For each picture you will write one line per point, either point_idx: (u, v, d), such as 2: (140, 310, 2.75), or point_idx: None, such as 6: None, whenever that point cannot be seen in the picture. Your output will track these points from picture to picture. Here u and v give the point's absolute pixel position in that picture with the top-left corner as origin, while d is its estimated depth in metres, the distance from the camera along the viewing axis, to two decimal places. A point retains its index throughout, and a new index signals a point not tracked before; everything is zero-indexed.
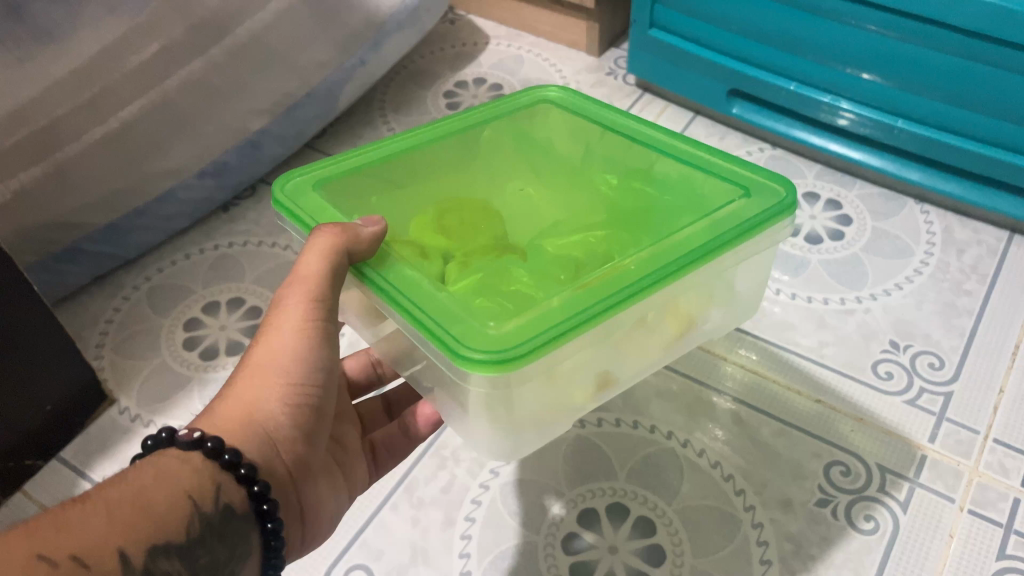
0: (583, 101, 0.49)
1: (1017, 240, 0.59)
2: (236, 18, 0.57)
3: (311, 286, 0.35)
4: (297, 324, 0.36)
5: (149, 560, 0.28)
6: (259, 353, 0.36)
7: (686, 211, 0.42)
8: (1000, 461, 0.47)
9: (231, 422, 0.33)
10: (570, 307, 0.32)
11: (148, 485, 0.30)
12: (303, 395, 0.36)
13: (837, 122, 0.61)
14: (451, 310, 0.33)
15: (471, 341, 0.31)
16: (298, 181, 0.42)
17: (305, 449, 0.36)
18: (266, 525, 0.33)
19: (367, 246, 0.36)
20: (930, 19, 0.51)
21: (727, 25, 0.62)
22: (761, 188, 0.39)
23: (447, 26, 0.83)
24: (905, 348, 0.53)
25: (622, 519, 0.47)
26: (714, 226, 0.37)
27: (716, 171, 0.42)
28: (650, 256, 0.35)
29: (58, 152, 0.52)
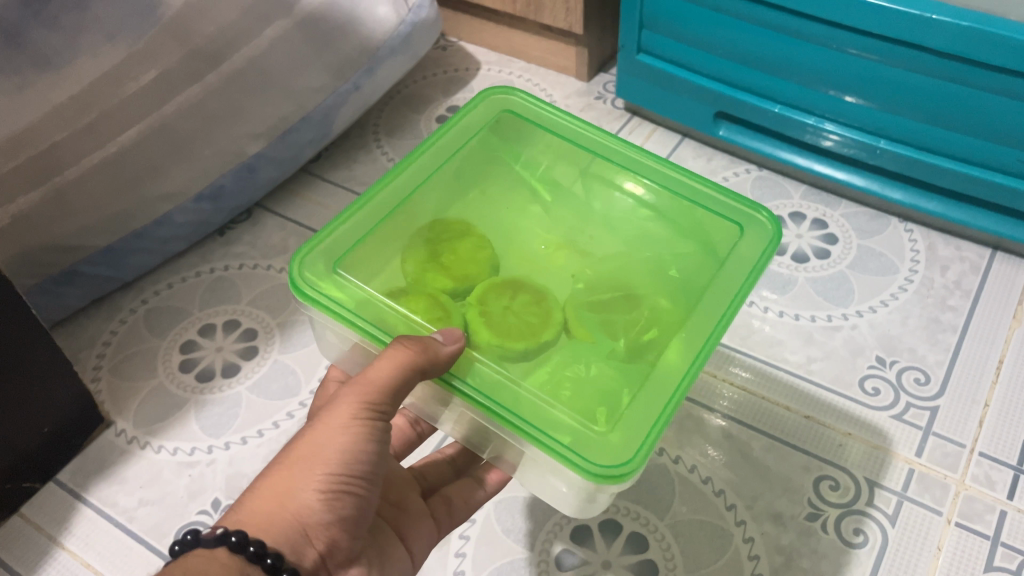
0: (542, 105, 0.51)
1: (1000, 257, 0.60)
2: (232, 45, 0.59)
3: (370, 390, 0.36)
4: (347, 420, 0.36)
5: None
6: (304, 442, 0.36)
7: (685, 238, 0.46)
8: (986, 474, 0.48)
9: (262, 516, 0.35)
10: (656, 403, 0.36)
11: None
12: (343, 484, 0.35)
13: (822, 143, 0.63)
14: (548, 415, 0.36)
15: (584, 455, 0.34)
16: (314, 261, 0.41)
17: (344, 538, 0.36)
18: None
19: (444, 365, 0.36)
20: (910, 43, 0.52)
21: (711, 49, 0.63)
22: (755, 223, 0.44)
23: (439, 53, 0.84)
24: (891, 364, 0.54)
25: (615, 534, 0.47)
26: (732, 273, 0.42)
27: (707, 200, 0.46)
28: (693, 329, 0.39)
29: (58, 177, 0.53)
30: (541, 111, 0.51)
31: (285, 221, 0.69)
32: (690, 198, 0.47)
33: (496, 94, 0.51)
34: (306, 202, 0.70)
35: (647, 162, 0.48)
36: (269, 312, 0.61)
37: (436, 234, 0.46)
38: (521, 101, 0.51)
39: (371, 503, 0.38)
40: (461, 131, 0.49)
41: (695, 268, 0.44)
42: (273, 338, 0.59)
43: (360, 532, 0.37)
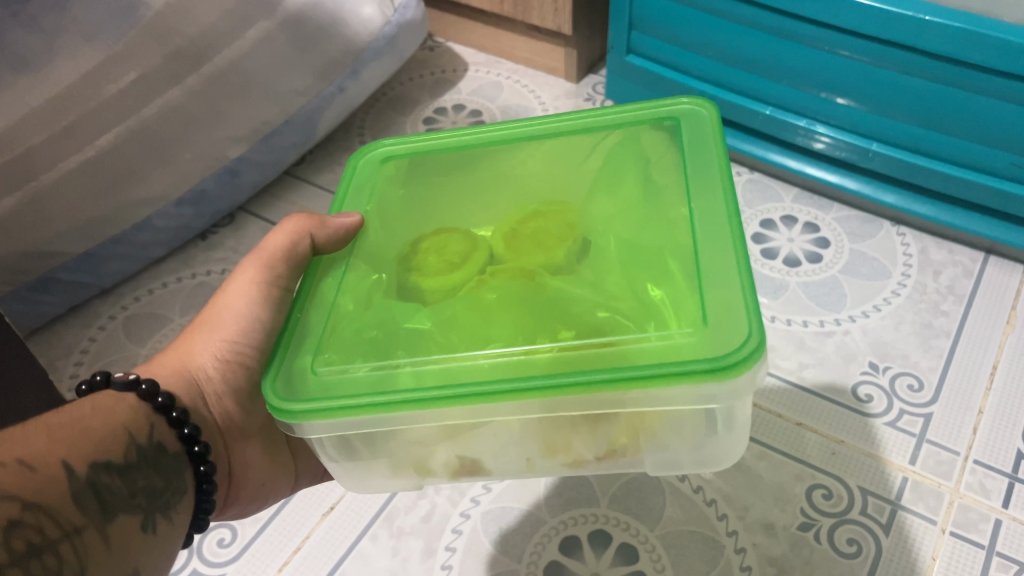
0: (709, 131, 0.37)
1: (993, 261, 0.60)
2: (214, 47, 0.58)
3: (267, 261, 0.39)
4: (248, 287, 0.40)
5: (92, 473, 0.29)
6: (211, 310, 0.41)
7: (682, 310, 0.30)
8: (980, 482, 0.47)
9: (166, 371, 0.39)
10: (410, 382, 0.30)
11: (85, 416, 0.32)
12: (235, 351, 0.40)
13: (813, 145, 0.62)
14: (314, 338, 0.33)
15: (300, 381, 0.31)
16: (378, 156, 0.43)
17: (235, 408, 0.40)
18: (199, 468, 0.35)
19: (335, 234, 0.37)
20: (901, 44, 0.52)
21: (701, 50, 0.62)
22: (718, 341, 0.28)
23: (427, 54, 0.83)
24: (884, 370, 0.54)
25: (604, 546, 0.46)
26: (648, 355, 0.29)
27: (722, 299, 0.29)
28: (556, 363, 0.29)
29: (35, 181, 0.53)
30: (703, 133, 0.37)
31: (268, 225, 0.67)
32: (704, 280, 0.30)
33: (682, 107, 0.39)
34: (290, 206, 0.69)
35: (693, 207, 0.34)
36: None
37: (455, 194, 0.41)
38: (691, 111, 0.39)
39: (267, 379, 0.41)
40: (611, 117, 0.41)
41: (636, 288, 0.33)
42: None
43: (255, 403, 0.41)
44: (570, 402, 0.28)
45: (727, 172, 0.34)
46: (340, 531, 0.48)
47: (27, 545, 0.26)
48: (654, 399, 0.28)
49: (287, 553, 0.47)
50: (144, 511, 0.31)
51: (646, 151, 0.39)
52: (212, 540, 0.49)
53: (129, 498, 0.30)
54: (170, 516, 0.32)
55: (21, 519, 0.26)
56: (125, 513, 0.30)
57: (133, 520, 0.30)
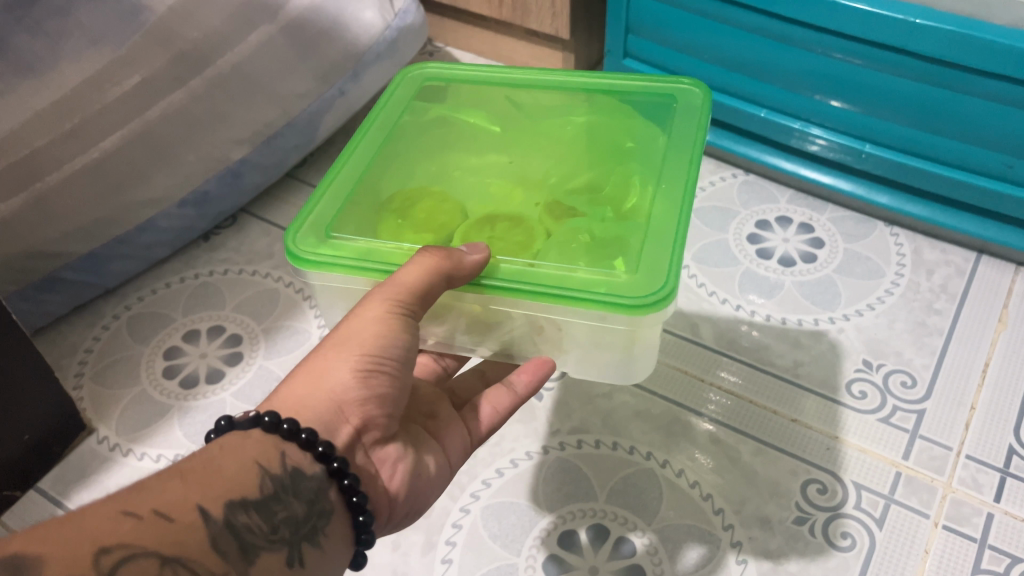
0: (471, 67, 0.52)
1: (985, 260, 0.61)
2: (217, 50, 0.59)
3: (400, 294, 0.35)
4: (380, 312, 0.35)
5: (228, 514, 0.30)
6: (342, 329, 0.36)
7: (651, 115, 0.47)
8: (973, 477, 0.48)
9: (301, 402, 0.35)
10: (664, 238, 0.37)
11: (215, 458, 0.32)
12: (379, 366, 0.35)
13: (808, 147, 0.63)
14: (573, 278, 0.37)
15: (621, 292, 0.35)
16: (305, 230, 0.40)
17: (383, 418, 0.36)
18: (344, 482, 0.34)
19: (472, 271, 0.37)
20: (893, 47, 0.52)
21: (697, 53, 0.63)
22: (686, 93, 0.47)
23: (426, 59, 0.84)
24: (877, 367, 0.54)
25: (602, 539, 0.47)
26: (677, 129, 0.44)
27: (657, 95, 0.48)
28: (666, 191, 0.40)
29: (40, 182, 0.53)
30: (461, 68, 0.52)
31: (270, 227, 0.68)
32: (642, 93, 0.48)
33: (414, 71, 0.52)
34: (291, 208, 0.70)
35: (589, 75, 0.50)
36: (255, 318, 0.61)
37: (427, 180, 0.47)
38: (439, 69, 0.52)
39: (405, 390, 0.37)
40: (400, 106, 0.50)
41: (651, 139, 0.46)
42: (257, 343, 0.59)
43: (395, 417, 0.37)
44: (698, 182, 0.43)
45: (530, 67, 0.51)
46: None
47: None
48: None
49: None
50: (289, 544, 0.31)
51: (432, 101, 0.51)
52: None
53: (270, 534, 0.31)
54: (318, 543, 0.33)
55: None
56: (268, 551, 0.30)
57: (277, 556, 0.31)
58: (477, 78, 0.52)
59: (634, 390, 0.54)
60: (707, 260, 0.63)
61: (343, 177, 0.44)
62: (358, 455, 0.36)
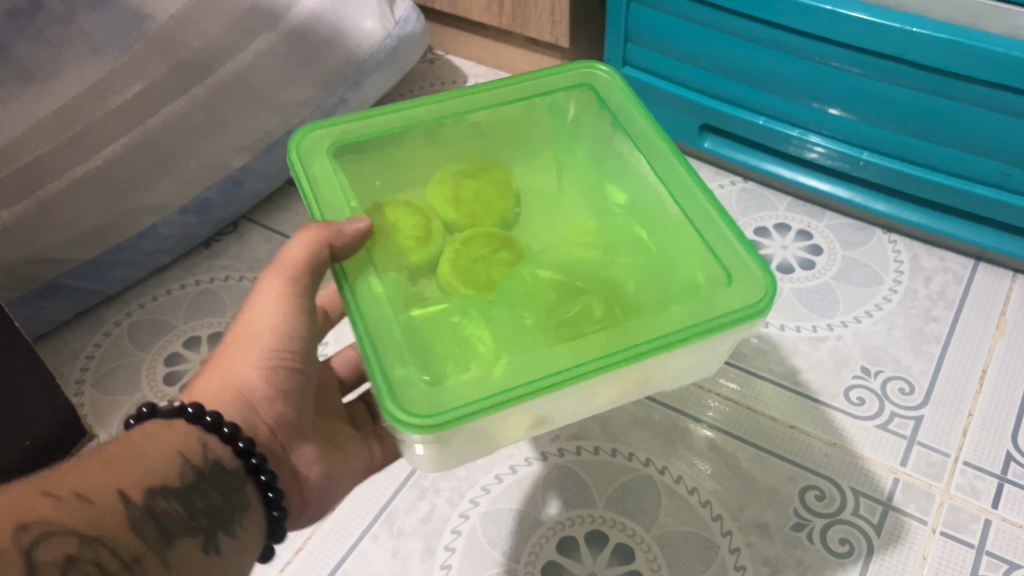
0: (623, 89, 0.44)
1: (983, 267, 0.61)
2: (217, 58, 0.60)
3: (289, 269, 0.37)
4: (277, 296, 0.37)
5: (148, 500, 0.31)
6: (241, 321, 0.38)
7: (693, 254, 0.37)
8: (970, 483, 0.48)
9: (210, 395, 0.36)
10: (502, 378, 0.31)
11: (139, 443, 0.33)
12: (276, 355, 0.37)
13: (807, 155, 0.63)
14: (399, 353, 0.32)
15: (402, 396, 0.30)
16: (324, 138, 0.41)
17: (289, 411, 0.38)
18: (260, 478, 0.35)
19: (351, 241, 0.36)
20: (891, 56, 0.53)
21: (696, 62, 0.63)
22: (751, 280, 0.35)
23: (427, 66, 0.84)
24: (876, 374, 0.55)
25: (601, 546, 0.47)
26: (684, 309, 0.34)
27: (726, 254, 0.36)
28: (605, 340, 0.32)
29: (42, 190, 0.54)
30: (616, 90, 0.45)
31: (271, 234, 0.68)
32: (706, 242, 0.37)
33: (587, 68, 0.46)
34: (292, 215, 0.70)
35: (692, 184, 0.39)
36: None
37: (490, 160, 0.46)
38: (608, 75, 0.45)
39: (309, 380, 0.39)
40: (538, 84, 0.45)
41: (666, 283, 0.37)
42: None
43: (304, 406, 0.39)
44: (686, 350, 0.34)
45: (668, 138, 0.41)
46: (342, 532, 0.49)
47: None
48: (699, 351, 0.35)
49: (289, 553, 0.48)
50: (205, 532, 0.33)
51: (564, 108, 0.46)
52: None
53: (186, 520, 0.32)
54: (233, 532, 0.34)
55: (78, 554, 0.28)
56: (183, 537, 0.32)
57: (191, 542, 0.32)
58: (632, 111, 0.43)
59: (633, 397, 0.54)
60: None
61: (410, 112, 0.43)
62: (275, 447, 0.37)
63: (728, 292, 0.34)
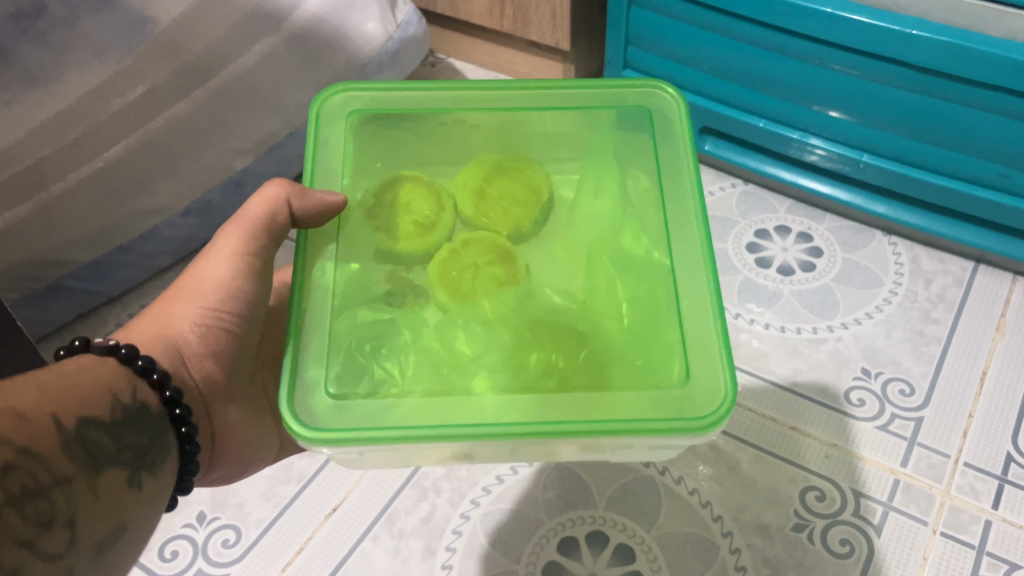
0: (680, 134, 0.38)
1: (983, 270, 0.61)
2: (219, 61, 0.60)
3: (246, 228, 0.39)
4: (230, 254, 0.39)
5: (82, 429, 0.29)
6: (189, 275, 0.40)
7: (669, 329, 0.33)
8: (970, 484, 0.48)
9: (144, 336, 0.37)
10: (402, 417, 0.30)
11: (72, 374, 0.31)
12: (216, 313, 0.39)
13: (807, 157, 0.64)
14: (317, 357, 0.32)
15: (305, 405, 0.30)
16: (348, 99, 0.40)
17: (219, 370, 0.39)
18: (181, 430, 0.35)
19: (314, 211, 0.35)
20: (890, 59, 0.53)
21: (696, 64, 0.63)
22: (709, 407, 0.30)
23: (428, 70, 0.84)
24: (876, 375, 0.55)
25: (601, 546, 0.47)
26: (640, 401, 0.30)
27: (699, 351, 0.32)
28: (540, 405, 0.30)
29: (44, 192, 0.54)
30: (674, 128, 0.39)
31: None
32: (690, 335, 0.32)
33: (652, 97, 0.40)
34: None
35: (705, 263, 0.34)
36: None
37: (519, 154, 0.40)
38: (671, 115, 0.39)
39: (247, 343, 0.41)
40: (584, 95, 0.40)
41: (634, 362, 0.32)
42: None
43: (234, 371, 0.40)
44: (631, 442, 0.30)
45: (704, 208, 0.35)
46: (342, 532, 0.49)
47: (21, 490, 0.26)
48: (644, 446, 0.31)
49: (291, 553, 0.48)
50: (131, 468, 0.31)
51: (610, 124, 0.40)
52: (216, 540, 0.49)
53: (116, 454, 0.30)
54: (155, 473, 0.32)
55: (16, 463, 0.26)
56: (113, 468, 0.30)
57: (120, 475, 0.30)
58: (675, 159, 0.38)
59: None
60: None
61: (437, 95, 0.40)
62: (200, 404, 0.38)
63: (685, 398, 0.30)
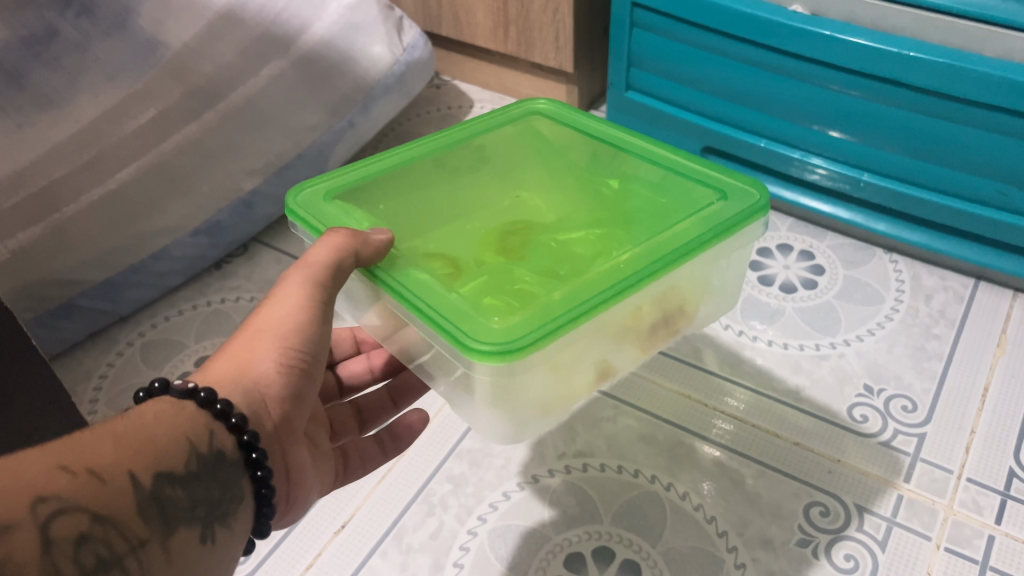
0: (570, 110, 0.52)
1: (983, 286, 0.62)
2: (229, 84, 0.62)
3: (319, 274, 0.37)
4: (302, 295, 0.37)
5: (155, 486, 0.29)
6: (263, 315, 0.37)
7: (690, 201, 0.43)
8: (973, 499, 0.49)
9: (225, 378, 0.34)
10: (568, 300, 0.34)
11: (149, 422, 0.31)
12: (294, 357, 0.36)
13: (808, 176, 0.64)
14: (465, 312, 0.34)
15: (477, 336, 0.33)
16: (309, 193, 0.44)
17: (294, 410, 0.37)
18: (256, 473, 0.34)
19: (377, 250, 0.38)
20: (888, 79, 0.54)
21: (699, 86, 0.65)
22: (737, 190, 0.42)
23: (433, 91, 0.86)
24: (878, 392, 0.55)
25: (608, 562, 0.47)
26: (698, 226, 0.39)
27: (719, 179, 0.43)
28: (639, 253, 0.37)
29: (59, 212, 0.55)
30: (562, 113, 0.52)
31: (280, 255, 0.69)
32: (702, 180, 0.44)
33: (528, 108, 0.53)
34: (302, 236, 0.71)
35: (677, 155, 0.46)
36: None
37: (494, 184, 0.48)
38: (549, 105, 0.53)
39: (315, 383, 0.38)
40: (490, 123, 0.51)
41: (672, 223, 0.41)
42: None
43: (306, 408, 0.38)
44: (707, 255, 0.39)
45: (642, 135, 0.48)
46: (351, 548, 0.49)
47: (95, 560, 0.26)
48: (715, 259, 0.40)
49: (299, 570, 0.49)
50: (202, 522, 0.31)
51: (532, 135, 0.52)
52: None
53: (189, 509, 0.30)
54: (226, 524, 0.32)
55: (89, 532, 0.27)
56: (185, 526, 0.30)
57: (193, 533, 0.30)
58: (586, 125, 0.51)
59: (637, 415, 0.55)
60: None
61: (391, 158, 0.48)
62: (275, 450, 0.36)
63: (730, 204, 0.41)
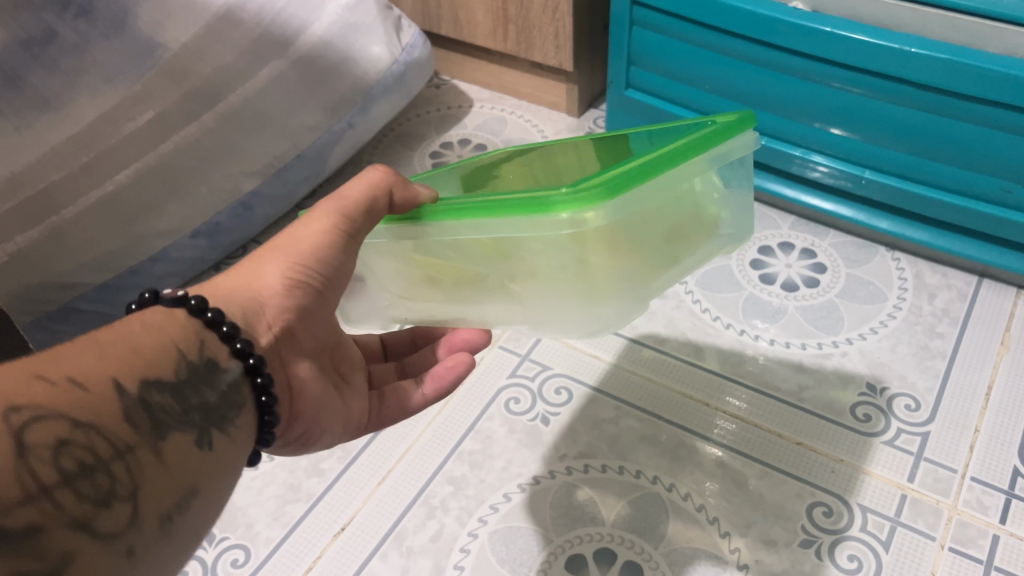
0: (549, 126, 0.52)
1: (986, 283, 0.61)
2: (228, 85, 0.61)
3: (347, 207, 0.36)
4: (324, 222, 0.36)
5: (142, 391, 0.27)
6: (282, 236, 0.36)
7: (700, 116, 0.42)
8: (978, 498, 0.48)
9: (230, 290, 0.34)
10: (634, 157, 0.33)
11: (136, 333, 0.29)
12: (306, 276, 0.35)
13: (810, 174, 0.64)
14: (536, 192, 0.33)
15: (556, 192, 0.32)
16: None
17: (299, 328, 0.35)
18: (256, 380, 0.32)
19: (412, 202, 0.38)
20: (890, 75, 0.54)
21: (701, 84, 0.64)
22: None
23: (433, 91, 0.85)
24: (881, 391, 0.55)
25: (610, 563, 0.47)
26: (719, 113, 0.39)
27: None
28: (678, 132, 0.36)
29: (57, 215, 0.55)
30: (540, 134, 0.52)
31: None
32: None
33: None
34: None
35: None
36: None
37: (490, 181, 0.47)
38: None
39: (329, 308, 0.37)
40: None
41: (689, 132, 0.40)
42: None
43: (313, 330, 0.36)
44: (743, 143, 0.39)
45: None
46: (351, 551, 0.49)
47: (77, 465, 0.24)
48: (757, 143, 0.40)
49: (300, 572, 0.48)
50: (198, 427, 0.29)
51: None
52: (226, 560, 0.49)
53: (182, 415, 0.28)
54: (227, 431, 0.30)
55: (71, 437, 0.24)
56: (179, 432, 0.28)
57: (188, 437, 0.28)
58: None
59: (639, 415, 0.55)
60: (711, 285, 0.63)
61: None
62: (274, 361, 0.34)
63: None
